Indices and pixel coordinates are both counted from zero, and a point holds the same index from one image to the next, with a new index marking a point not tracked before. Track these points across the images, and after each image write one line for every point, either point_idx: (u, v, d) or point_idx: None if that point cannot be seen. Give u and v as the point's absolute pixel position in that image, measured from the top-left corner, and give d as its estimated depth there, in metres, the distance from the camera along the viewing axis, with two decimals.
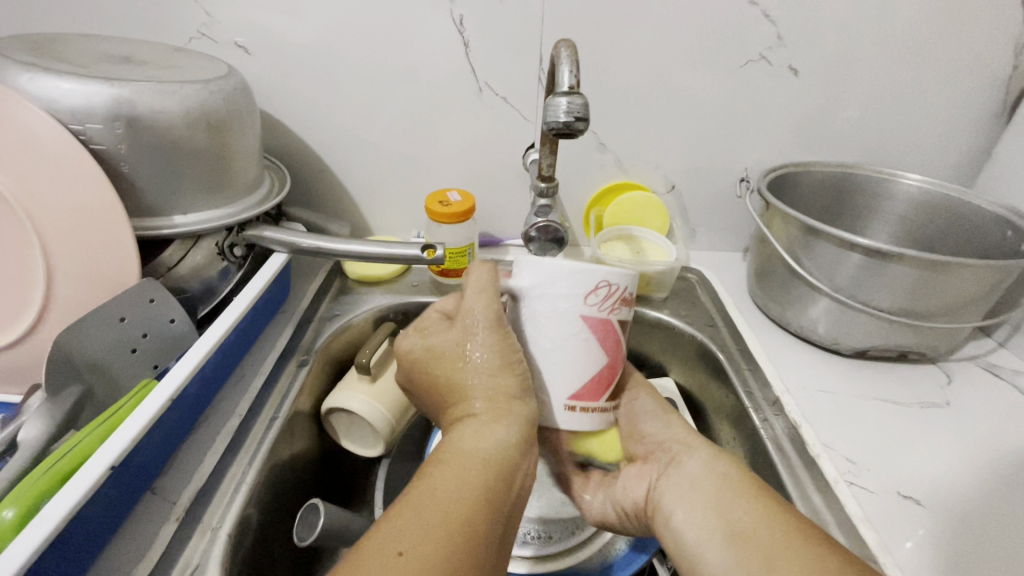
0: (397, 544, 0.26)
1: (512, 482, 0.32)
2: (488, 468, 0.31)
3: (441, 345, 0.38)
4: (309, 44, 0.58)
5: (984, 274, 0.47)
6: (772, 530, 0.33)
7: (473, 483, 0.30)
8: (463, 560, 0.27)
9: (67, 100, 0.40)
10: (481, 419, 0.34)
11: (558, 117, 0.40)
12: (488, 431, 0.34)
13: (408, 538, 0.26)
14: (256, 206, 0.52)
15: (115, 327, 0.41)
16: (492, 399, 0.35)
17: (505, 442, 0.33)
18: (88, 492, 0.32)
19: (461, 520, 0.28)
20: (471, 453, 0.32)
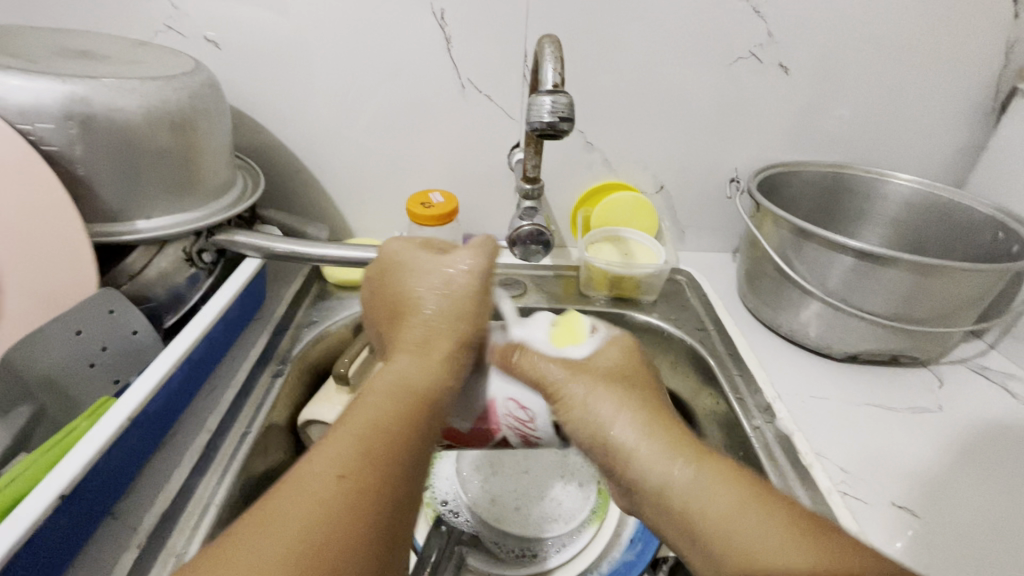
0: (333, 469, 0.25)
1: (439, 411, 0.30)
2: (412, 393, 0.29)
3: (415, 268, 0.37)
4: (282, 39, 0.55)
5: (977, 277, 0.46)
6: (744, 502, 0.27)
7: (394, 407, 0.28)
8: (388, 482, 0.25)
9: (14, 97, 0.37)
10: (411, 345, 0.33)
11: (542, 117, 0.38)
12: (416, 359, 0.32)
13: (345, 460, 0.25)
14: (227, 209, 0.49)
15: (72, 341, 0.38)
16: (434, 334, 0.33)
17: (432, 368, 0.31)
18: (35, 524, 0.29)
19: (386, 447, 0.26)
20: (392, 378, 0.30)
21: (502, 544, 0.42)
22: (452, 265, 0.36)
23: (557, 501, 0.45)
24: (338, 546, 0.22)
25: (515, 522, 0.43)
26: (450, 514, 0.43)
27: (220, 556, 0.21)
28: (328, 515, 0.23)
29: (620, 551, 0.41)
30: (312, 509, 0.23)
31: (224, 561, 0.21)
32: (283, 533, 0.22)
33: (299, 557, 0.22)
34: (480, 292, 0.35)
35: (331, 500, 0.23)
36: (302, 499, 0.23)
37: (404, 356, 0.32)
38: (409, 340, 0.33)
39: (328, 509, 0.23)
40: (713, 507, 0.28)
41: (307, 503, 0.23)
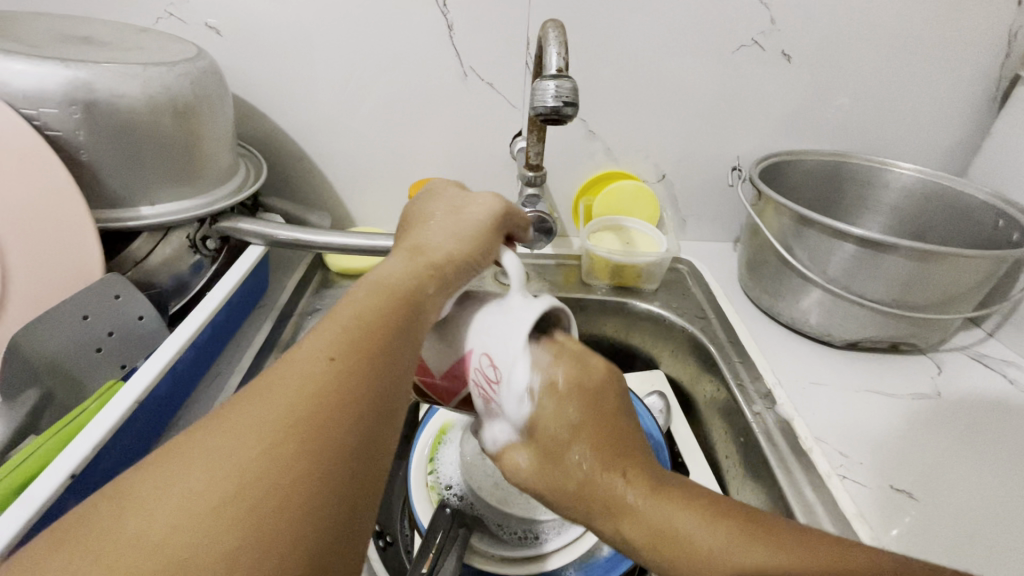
0: (323, 350, 0.23)
1: (425, 309, 0.28)
2: (398, 292, 0.27)
3: (440, 201, 0.36)
4: (283, 25, 0.55)
5: (978, 264, 0.47)
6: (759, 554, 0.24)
7: (377, 303, 0.26)
8: (377, 373, 0.24)
9: (18, 82, 0.37)
10: (407, 252, 0.31)
11: (546, 102, 0.38)
12: (406, 265, 0.29)
13: (333, 345, 0.24)
14: (230, 196, 0.49)
15: (78, 326, 0.39)
16: (430, 245, 0.32)
17: (423, 273, 0.29)
18: (47, 502, 0.30)
19: (369, 337, 0.24)
20: (383, 278, 0.28)
21: (505, 526, 0.43)
22: (473, 205, 0.35)
23: None
24: (324, 418, 0.21)
25: (519, 505, 0.43)
26: (456, 500, 0.43)
27: (204, 428, 0.20)
28: (317, 392, 0.22)
29: None
30: (297, 388, 0.22)
31: (204, 433, 0.20)
32: (267, 408, 0.21)
33: (288, 426, 0.20)
34: (494, 216, 0.35)
35: (318, 375, 0.22)
36: (283, 377, 0.22)
37: (398, 261, 0.30)
38: (409, 248, 0.31)
39: (314, 384, 0.22)
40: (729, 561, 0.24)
41: (290, 381, 0.22)
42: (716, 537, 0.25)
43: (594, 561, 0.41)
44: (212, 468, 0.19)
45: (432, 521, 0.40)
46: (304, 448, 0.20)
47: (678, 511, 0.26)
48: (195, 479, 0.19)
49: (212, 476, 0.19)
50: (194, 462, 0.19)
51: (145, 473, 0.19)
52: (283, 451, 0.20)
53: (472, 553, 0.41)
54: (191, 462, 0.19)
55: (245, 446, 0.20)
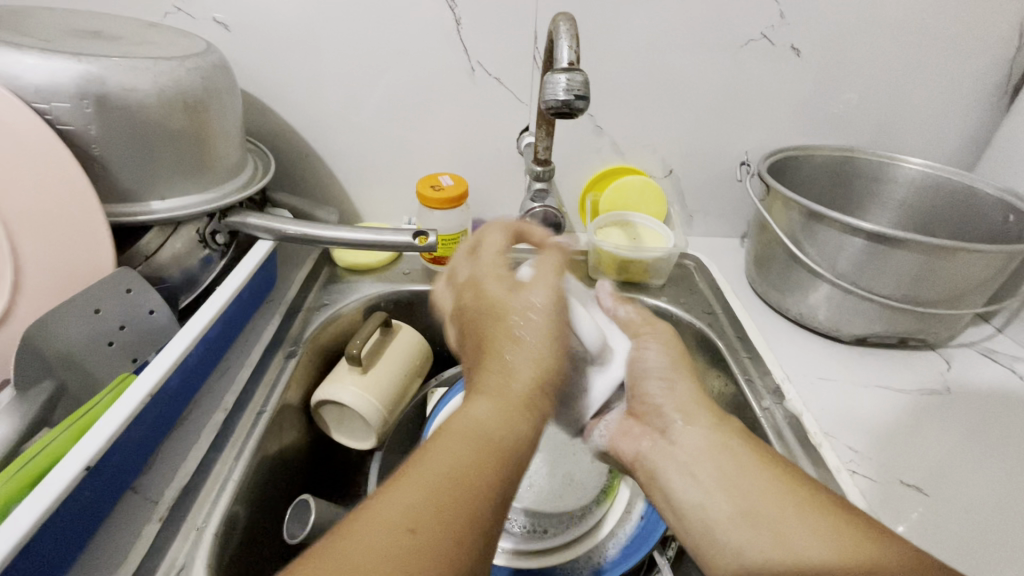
0: (400, 519, 0.24)
1: (518, 448, 0.29)
2: (491, 435, 0.28)
3: (495, 294, 0.36)
4: (291, 20, 0.55)
5: (990, 259, 0.46)
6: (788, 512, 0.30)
7: (473, 459, 0.27)
8: (464, 568, 0.23)
9: (31, 76, 0.37)
10: (501, 367, 0.32)
11: (557, 95, 0.38)
12: (504, 390, 0.31)
13: (414, 513, 0.24)
14: (239, 191, 0.49)
15: (90, 319, 0.39)
16: (520, 357, 0.32)
17: (512, 409, 0.30)
18: (62, 493, 0.30)
19: (472, 479, 0.26)
20: (464, 422, 0.29)
21: (513, 519, 0.43)
22: (532, 299, 0.35)
23: (568, 476, 0.45)
24: (460, 552, 0.24)
25: (527, 499, 0.44)
26: None
27: (325, 563, 0.22)
28: (440, 560, 0.23)
29: (635, 526, 0.42)
30: (429, 549, 0.23)
31: (323, 573, 0.22)
32: (409, 564, 0.22)
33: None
34: (557, 308, 0.35)
35: (428, 546, 0.23)
36: (395, 553, 0.22)
37: (483, 401, 0.30)
38: (496, 364, 0.32)
39: (442, 525, 0.24)
40: (754, 495, 0.32)
41: (422, 513, 0.24)
42: (757, 483, 0.33)
43: (601, 558, 0.41)
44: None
45: None
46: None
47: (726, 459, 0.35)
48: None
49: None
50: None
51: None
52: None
53: None
54: None
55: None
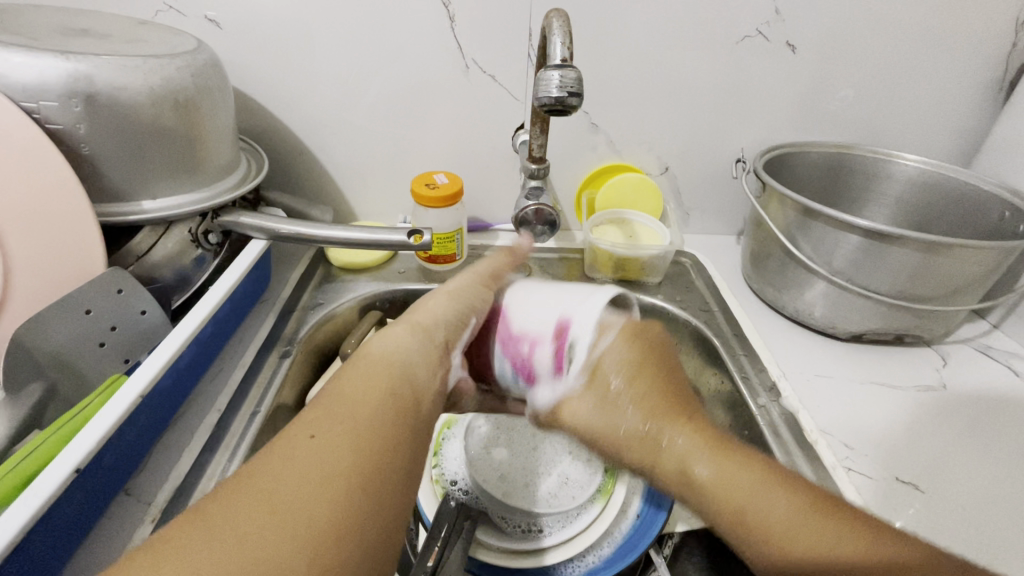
0: (306, 430, 0.27)
1: (428, 395, 0.32)
2: (407, 373, 0.32)
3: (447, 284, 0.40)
4: (284, 18, 0.55)
5: (986, 255, 0.46)
6: (808, 517, 0.29)
7: (381, 394, 0.30)
8: (361, 471, 0.26)
9: (18, 75, 0.37)
10: (419, 338, 0.35)
11: (551, 92, 0.37)
12: (421, 349, 0.34)
13: (318, 423, 0.27)
14: (232, 189, 0.49)
15: (80, 320, 0.38)
16: (436, 326, 0.36)
17: (432, 349, 0.35)
18: (52, 496, 0.30)
19: (381, 408, 0.29)
20: (380, 354, 0.33)
21: (510, 519, 0.43)
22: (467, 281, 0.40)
23: (563, 476, 0.45)
24: (376, 451, 0.27)
25: (523, 498, 0.44)
26: (461, 493, 0.43)
27: (252, 470, 0.25)
28: (347, 457, 0.26)
29: (629, 526, 0.41)
30: (326, 449, 0.26)
31: (259, 474, 0.24)
32: (319, 457, 0.25)
33: (343, 469, 0.25)
34: (465, 316, 0.38)
35: (323, 450, 0.26)
36: (299, 458, 0.25)
37: (404, 330, 0.35)
38: (418, 320, 0.36)
39: (346, 434, 0.27)
40: (767, 509, 0.30)
41: (338, 424, 0.27)
42: (771, 492, 0.30)
43: (595, 556, 0.40)
44: (271, 513, 0.23)
45: (437, 514, 0.40)
46: (376, 477, 0.26)
47: (737, 473, 0.31)
48: (268, 523, 0.22)
49: (285, 513, 0.23)
50: (275, 500, 0.23)
51: (218, 506, 0.23)
52: (346, 491, 0.25)
53: (477, 546, 0.40)
54: (222, 517, 0.22)
55: (321, 486, 0.24)
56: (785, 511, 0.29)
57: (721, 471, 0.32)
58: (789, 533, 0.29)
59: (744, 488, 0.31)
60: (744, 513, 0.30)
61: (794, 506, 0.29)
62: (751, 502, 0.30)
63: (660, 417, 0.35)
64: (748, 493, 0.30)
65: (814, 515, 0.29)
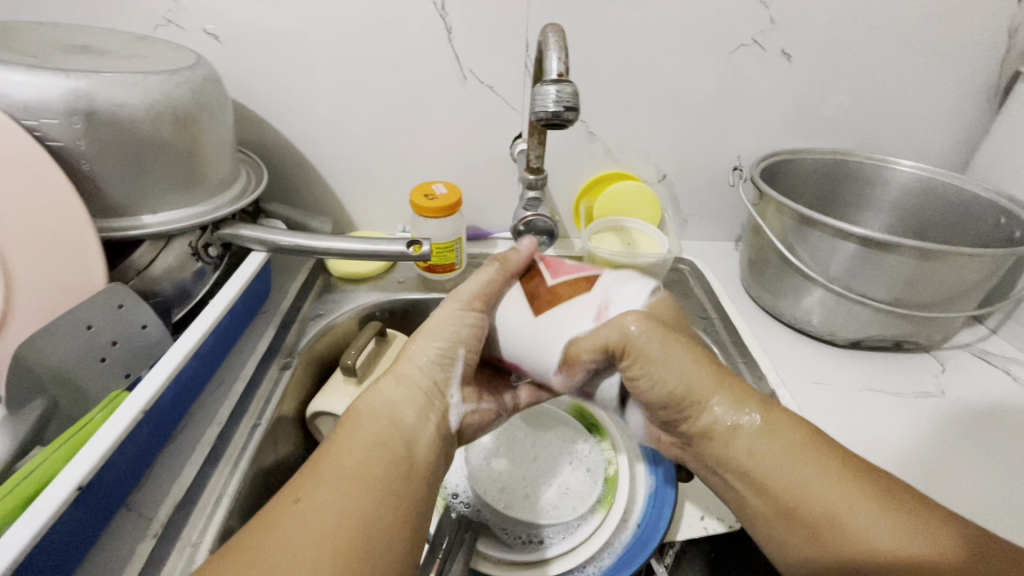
0: (291, 495, 0.27)
1: (422, 442, 0.33)
2: (396, 426, 0.32)
3: (428, 325, 0.38)
4: (282, 31, 0.55)
5: (981, 262, 0.47)
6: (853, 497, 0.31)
7: (368, 449, 0.30)
8: (353, 532, 0.26)
9: (19, 93, 0.37)
10: (405, 386, 0.35)
11: (547, 107, 0.38)
12: (408, 399, 0.34)
13: (303, 487, 0.27)
14: (231, 203, 0.49)
15: (82, 336, 0.39)
16: (421, 372, 0.36)
17: (418, 395, 0.35)
18: (55, 513, 0.30)
19: (367, 462, 0.29)
20: (368, 413, 0.33)
21: (510, 530, 0.43)
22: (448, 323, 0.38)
23: (563, 486, 0.45)
24: (365, 509, 0.27)
25: (523, 508, 0.44)
26: (462, 507, 0.44)
27: (247, 541, 0.25)
28: (336, 518, 0.26)
29: (629, 537, 0.41)
30: (315, 512, 0.26)
31: (253, 545, 0.24)
32: (308, 518, 0.26)
33: (332, 530, 0.25)
34: (450, 361, 0.37)
35: (313, 513, 0.26)
36: (288, 524, 0.25)
37: (387, 385, 0.35)
38: (401, 372, 0.36)
39: (337, 496, 0.27)
40: (817, 483, 0.32)
41: (328, 485, 0.27)
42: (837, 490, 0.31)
43: (595, 567, 0.40)
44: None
45: (438, 526, 0.40)
46: (365, 534, 0.26)
47: (794, 450, 0.33)
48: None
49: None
50: (264, 570, 0.23)
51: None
52: (337, 554, 0.25)
53: (479, 558, 0.40)
54: None
55: (310, 552, 0.24)
56: (832, 487, 0.31)
57: (773, 443, 0.34)
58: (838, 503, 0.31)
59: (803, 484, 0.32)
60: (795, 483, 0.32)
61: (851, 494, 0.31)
62: (811, 485, 0.32)
63: (709, 392, 0.36)
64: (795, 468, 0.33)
65: (873, 503, 0.30)
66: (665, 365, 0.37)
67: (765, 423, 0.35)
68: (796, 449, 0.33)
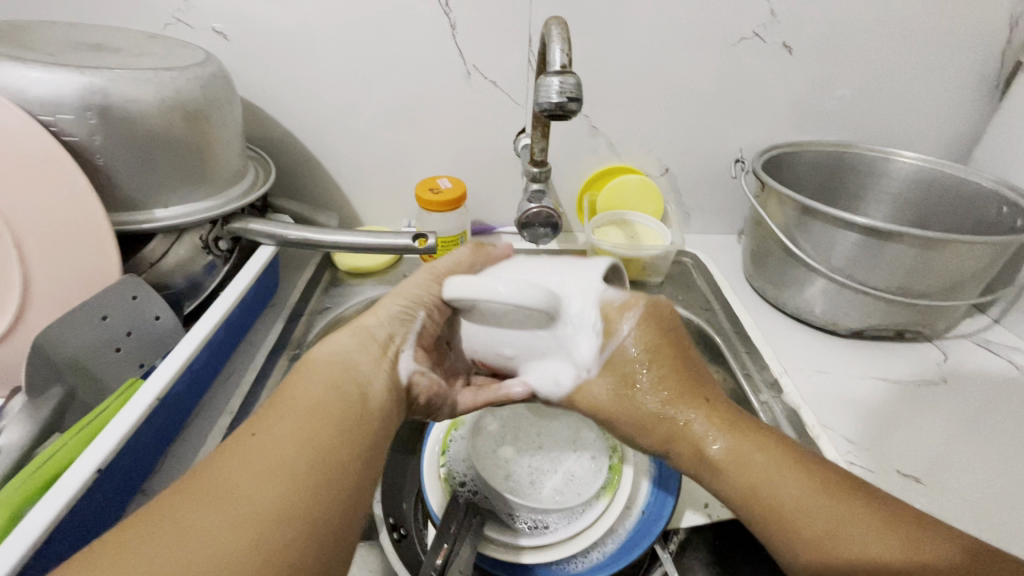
0: (249, 429, 0.28)
1: (377, 391, 0.33)
2: (352, 375, 0.32)
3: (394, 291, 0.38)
4: (289, 30, 0.56)
5: (983, 250, 0.47)
6: (822, 499, 0.30)
7: (322, 392, 0.30)
8: (312, 457, 0.27)
9: (35, 90, 0.38)
10: (362, 340, 0.35)
11: (551, 98, 0.38)
12: (361, 349, 0.35)
13: (259, 422, 0.28)
14: (240, 197, 0.50)
15: (97, 326, 0.39)
16: (378, 327, 0.36)
17: (373, 348, 0.35)
18: (74, 497, 0.31)
19: (327, 400, 0.30)
20: (324, 359, 0.33)
21: (515, 515, 0.43)
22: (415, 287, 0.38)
23: (568, 473, 0.46)
24: (325, 438, 0.28)
25: (529, 495, 0.44)
26: (469, 493, 0.43)
27: (202, 472, 0.26)
28: (299, 449, 0.27)
29: (632, 524, 0.42)
30: (269, 443, 0.27)
31: (209, 472, 0.25)
32: (267, 447, 0.26)
33: (293, 459, 0.26)
34: (404, 329, 0.37)
35: (271, 441, 0.27)
36: (247, 455, 0.26)
37: (347, 337, 0.35)
38: (363, 326, 0.36)
39: (288, 429, 0.27)
40: (782, 483, 0.31)
41: (282, 420, 0.28)
42: (800, 489, 0.31)
43: (599, 553, 0.41)
44: (220, 505, 0.24)
45: (446, 510, 0.40)
46: (324, 466, 0.27)
47: (775, 469, 0.32)
48: (217, 512, 0.23)
49: (233, 508, 0.24)
50: (224, 492, 0.24)
51: (164, 510, 0.23)
52: (297, 482, 0.26)
53: (486, 542, 0.40)
54: (174, 521, 0.23)
55: (268, 483, 0.25)
56: (804, 497, 0.30)
57: (755, 467, 0.32)
58: (848, 543, 0.28)
59: (772, 482, 0.31)
60: (766, 498, 0.31)
61: (818, 496, 0.30)
62: (770, 488, 0.31)
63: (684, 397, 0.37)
64: (764, 477, 0.32)
65: (834, 503, 0.30)
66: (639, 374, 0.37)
67: (738, 435, 0.34)
68: (770, 454, 0.33)
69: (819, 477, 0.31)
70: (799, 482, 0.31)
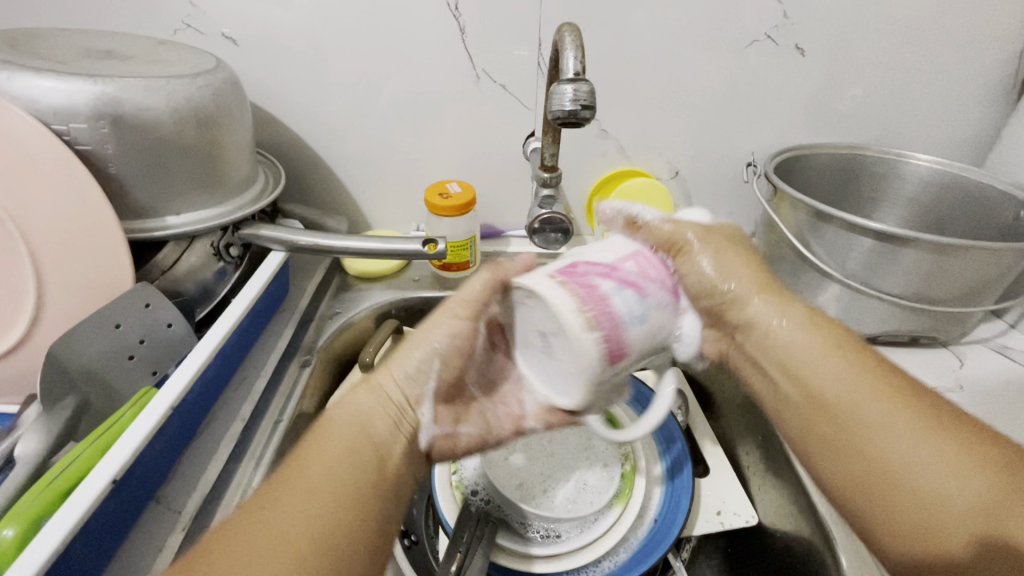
0: (259, 501, 0.29)
1: (397, 457, 0.34)
2: (369, 439, 0.33)
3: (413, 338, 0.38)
4: (298, 35, 0.56)
5: (1001, 256, 0.46)
6: (909, 423, 0.31)
7: (340, 461, 0.31)
8: (316, 538, 0.28)
9: (48, 99, 0.38)
10: (381, 401, 0.35)
11: (564, 106, 0.38)
12: (380, 412, 0.35)
13: (269, 495, 0.29)
14: (251, 203, 0.50)
15: (110, 335, 0.40)
16: (398, 388, 0.36)
17: (390, 408, 0.35)
18: (91, 507, 0.31)
19: (342, 475, 0.31)
20: (345, 420, 0.34)
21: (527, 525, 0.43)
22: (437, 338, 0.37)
23: (581, 482, 0.45)
24: (334, 515, 0.29)
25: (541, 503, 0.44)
26: (480, 503, 0.43)
27: (215, 537, 0.27)
28: (306, 527, 0.28)
29: (643, 534, 0.42)
30: (278, 521, 0.28)
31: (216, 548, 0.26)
32: (275, 523, 0.28)
33: (297, 540, 0.27)
34: (419, 391, 0.36)
35: (279, 518, 0.28)
36: (251, 533, 0.27)
37: (366, 395, 0.35)
38: (379, 382, 0.36)
39: (299, 508, 0.29)
40: (869, 411, 0.32)
41: (294, 493, 0.29)
42: (878, 406, 0.32)
43: (611, 562, 0.41)
44: None
45: (458, 521, 0.41)
46: (328, 546, 0.28)
47: (847, 381, 0.33)
48: None
49: None
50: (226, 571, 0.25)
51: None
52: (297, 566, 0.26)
53: (498, 551, 0.41)
54: None
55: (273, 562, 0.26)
56: (876, 410, 0.32)
57: (820, 366, 0.34)
58: (913, 461, 0.30)
59: (844, 387, 0.33)
60: (836, 405, 0.33)
61: (895, 412, 0.32)
62: (845, 399, 0.33)
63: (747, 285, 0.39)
64: (835, 379, 0.34)
65: (905, 416, 0.31)
66: (727, 254, 0.39)
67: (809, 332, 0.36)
68: (839, 356, 0.34)
69: (887, 385, 0.33)
70: (871, 389, 0.33)
